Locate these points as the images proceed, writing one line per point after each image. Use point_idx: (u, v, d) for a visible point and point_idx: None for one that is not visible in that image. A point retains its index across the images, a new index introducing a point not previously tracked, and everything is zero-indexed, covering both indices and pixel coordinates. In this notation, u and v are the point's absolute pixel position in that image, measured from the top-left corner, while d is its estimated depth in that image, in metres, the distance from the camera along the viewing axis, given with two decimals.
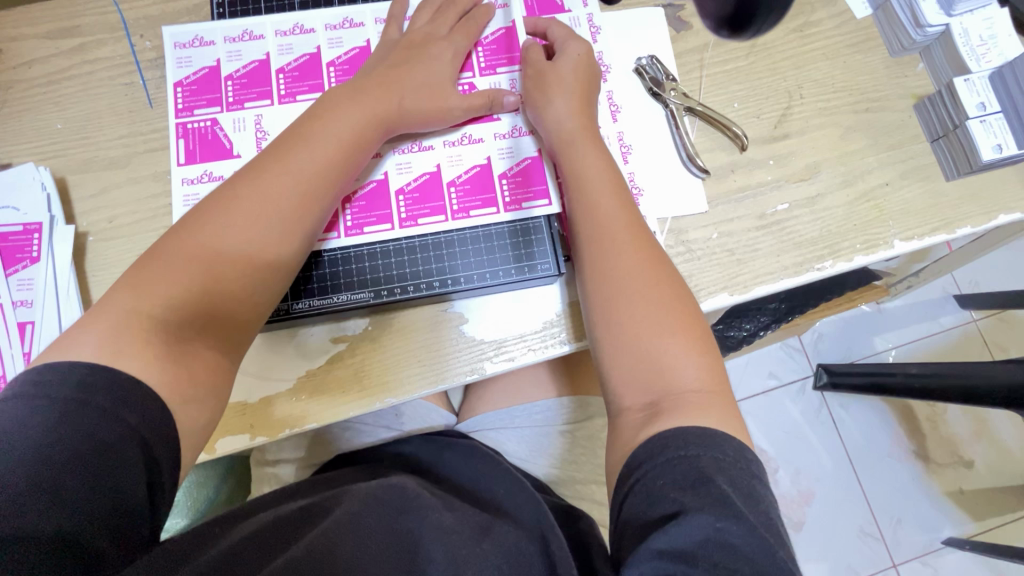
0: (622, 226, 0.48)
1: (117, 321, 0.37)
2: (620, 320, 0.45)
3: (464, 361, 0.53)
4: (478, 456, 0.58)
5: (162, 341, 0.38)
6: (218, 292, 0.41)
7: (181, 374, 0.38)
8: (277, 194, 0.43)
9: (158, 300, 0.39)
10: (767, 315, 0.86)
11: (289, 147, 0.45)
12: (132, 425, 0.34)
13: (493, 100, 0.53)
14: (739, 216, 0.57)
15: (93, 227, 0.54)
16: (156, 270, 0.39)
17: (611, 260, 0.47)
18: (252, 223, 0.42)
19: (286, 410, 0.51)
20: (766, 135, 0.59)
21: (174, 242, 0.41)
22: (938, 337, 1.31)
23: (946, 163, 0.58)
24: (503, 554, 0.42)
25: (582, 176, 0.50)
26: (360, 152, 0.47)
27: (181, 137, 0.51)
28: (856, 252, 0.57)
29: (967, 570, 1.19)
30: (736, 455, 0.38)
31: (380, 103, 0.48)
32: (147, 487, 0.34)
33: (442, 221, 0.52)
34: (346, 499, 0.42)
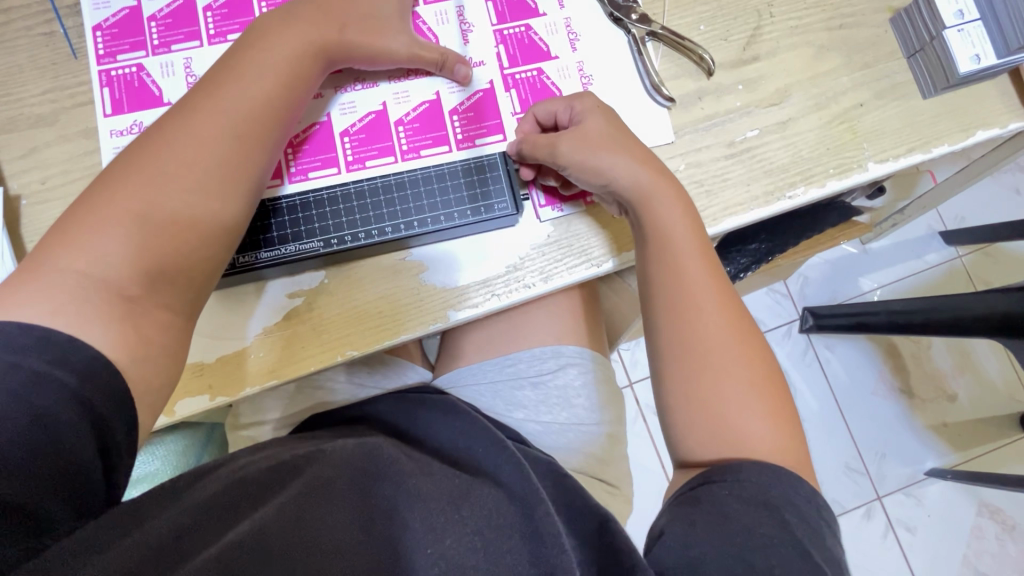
0: (707, 295, 0.44)
1: (52, 280, 0.35)
2: (704, 393, 0.42)
3: (425, 310, 0.51)
4: (456, 410, 0.55)
5: (100, 298, 0.35)
6: (160, 248, 0.38)
7: (129, 335, 0.36)
8: (213, 140, 0.40)
9: (84, 256, 0.36)
10: (748, 256, 0.84)
11: (222, 89, 0.41)
12: (70, 386, 0.32)
13: (444, 59, 0.49)
14: (707, 145, 0.54)
15: (25, 190, 0.51)
16: (85, 221, 0.37)
17: (695, 328, 0.44)
18: (185, 169, 0.39)
19: (245, 370, 0.50)
20: (734, 58, 0.56)
21: (103, 192, 0.38)
22: (923, 275, 1.30)
23: (922, 79, 0.55)
24: (484, 518, 0.41)
25: (664, 236, 0.46)
26: (300, 94, 0.45)
27: (106, 86, 0.48)
28: (829, 176, 0.54)
29: (948, 499, 1.23)
30: (808, 497, 0.38)
31: (317, 34, 0.45)
32: (94, 447, 0.32)
33: (391, 163, 0.50)
34: (315, 461, 0.40)
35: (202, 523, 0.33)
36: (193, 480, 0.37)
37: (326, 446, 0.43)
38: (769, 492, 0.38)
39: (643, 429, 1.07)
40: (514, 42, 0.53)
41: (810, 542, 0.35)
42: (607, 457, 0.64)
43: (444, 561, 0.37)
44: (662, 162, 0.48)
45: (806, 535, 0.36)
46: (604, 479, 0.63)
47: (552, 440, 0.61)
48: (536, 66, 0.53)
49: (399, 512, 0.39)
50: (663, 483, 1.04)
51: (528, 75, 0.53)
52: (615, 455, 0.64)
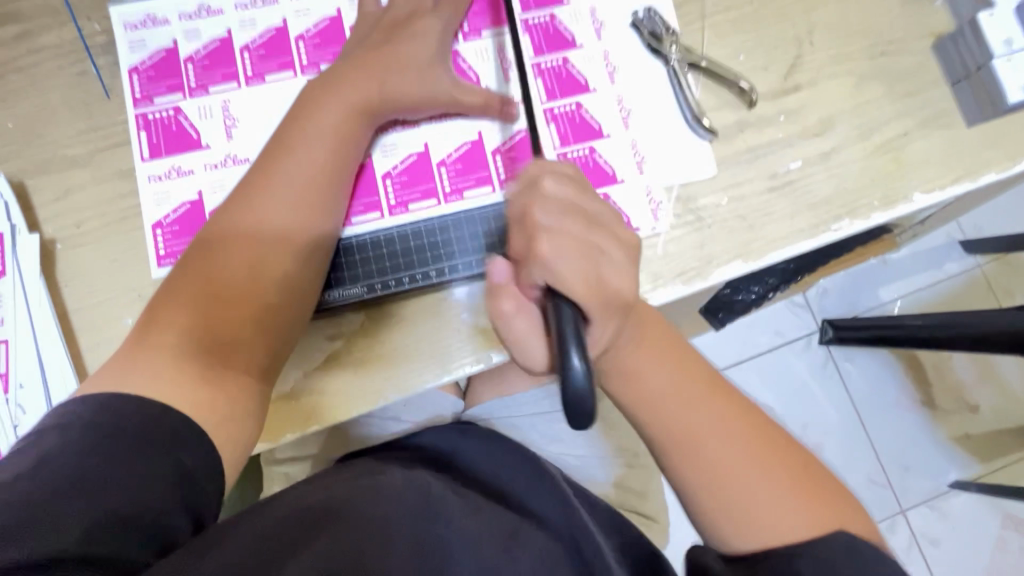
0: (688, 424, 0.42)
1: (155, 349, 0.38)
2: (744, 526, 0.40)
3: (468, 350, 0.50)
4: (496, 443, 0.57)
5: (188, 367, 0.38)
6: (238, 324, 0.40)
7: (217, 403, 0.39)
8: (275, 213, 0.42)
9: (179, 334, 0.39)
10: (776, 277, 0.84)
11: (284, 152, 0.42)
12: (162, 445, 0.35)
13: (488, 104, 0.48)
14: (750, 179, 0.53)
15: (59, 234, 0.50)
16: (174, 300, 0.40)
17: (705, 467, 0.41)
18: (253, 246, 0.41)
19: (287, 417, 0.49)
20: (775, 88, 0.55)
21: (191, 270, 0.41)
22: (944, 286, 1.29)
23: (967, 108, 0.54)
24: (536, 557, 0.43)
25: (646, 391, 0.42)
26: (354, 148, 0.45)
27: (142, 129, 0.47)
28: (874, 209, 0.53)
29: (972, 512, 1.21)
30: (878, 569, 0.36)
31: (362, 91, 0.44)
32: (180, 499, 0.35)
33: (434, 206, 0.49)
34: (369, 495, 0.41)
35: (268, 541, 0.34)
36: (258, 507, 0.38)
37: (379, 479, 0.45)
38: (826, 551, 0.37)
39: None
40: (553, 75, 0.53)
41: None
42: (645, 489, 0.63)
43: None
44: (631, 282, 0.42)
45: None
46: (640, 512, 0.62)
47: (587, 472, 0.62)
48: (574, 100, 0.53)
49: (453, 543, 0.40)
50: None
51: (567, 109, 0.53)
52: (651, 489, 0.64)
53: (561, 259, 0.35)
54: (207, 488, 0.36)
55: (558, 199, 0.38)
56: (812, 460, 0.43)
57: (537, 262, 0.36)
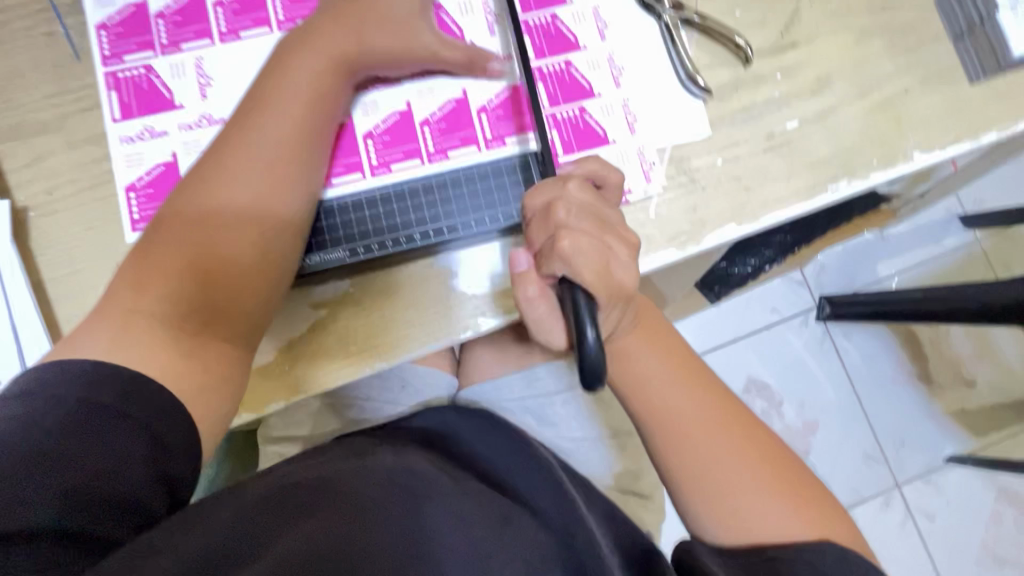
0: (681, 410, 0.44)
1: (128, 309, 0.37)
2: (729, 515, 0.42)
3: (456, 317, 0.49)
4: (492, 424, 0.56)
5: (161, 330, 0.37)
6: (215, 287, 0.39)
7: (195, 368, 0.38)
8: (250, 171, 0.40)
9: (152, 297, 0.38)
10: (773, 247, 0.84)
11: (261, 108, 0.41)
12: (138, 418, 0.34)
13: (472, 61, 0.47)
14: (745, 139, 0.52)
15: (31, 201, 0.48)
16: (146, 262, 0.38)
17: (695, 454, 0.43)
18: (228, 206, 0.40)
19: (271, 386, 0.48)
20: (772, 45, 0.53)
21: (163, 233, 0.39)
22: (942, 260, 1.28)
23: (969, 63, 0.53)
24: (528, 547, 0.41)
25: (642, 381, 0.45)
26: (332, 105, 0.43)
27: (113, 89, 0.45)
28: (872, 169, 0.52)
29: (967, 486, 1.22)
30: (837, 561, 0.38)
31: (339, 41, 0.42)
32: (158, 473, 0.34)
33: (418, 165, 0.48)
34: (356, 474, 0.40)
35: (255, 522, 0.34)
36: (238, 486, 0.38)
37: (366, 459, 0.44)
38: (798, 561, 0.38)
39: None
40: (541, 33, 0.51)
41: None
42: (639, 463, 0.62)
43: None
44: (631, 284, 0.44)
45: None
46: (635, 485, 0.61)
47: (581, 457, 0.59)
48: (563, 58, 0.51)
49: (440, 531, 0.38)
50: None
51: (555, 68, 0.51)
52: (646, 463, 0.63)
53: (580, 252, 0.39)
54: (185, 461, 0.35)
55: (579, 202, 0.41)
56: (800, 466, 0.45)
57: (558, 254, 0.39)
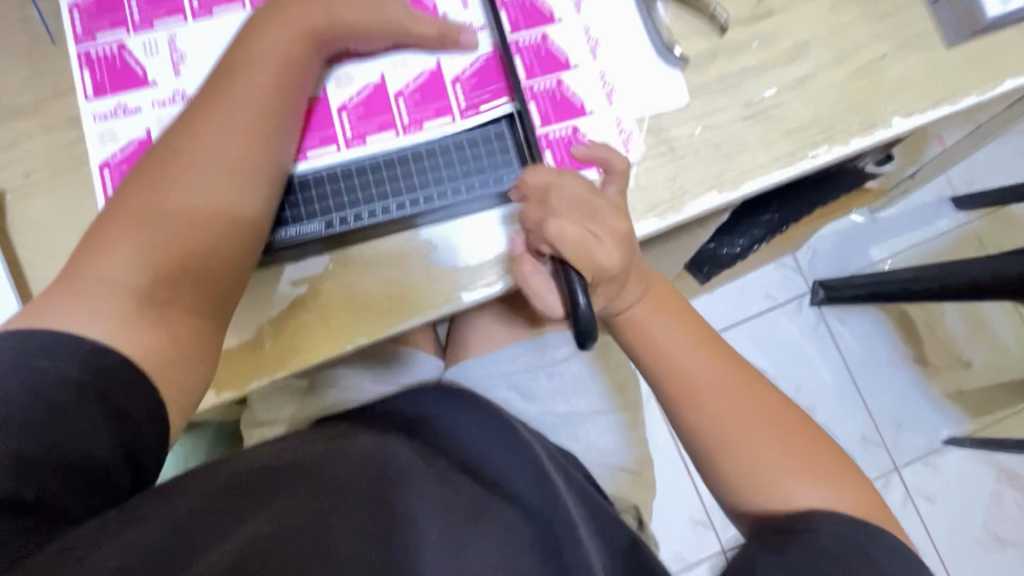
0: (697, 371, 0.44)
1: (93, 275, 0.37)
2: (754, 485, 0.42)
3: (436, 290, 0.49)
4: (476, 413, 0.53)
5: (125, 298, 0.37)
6: (183, 256, 0.39)
7: (160, 339, 0.37)
8: (221, 138, 0.40)
9: (117, 264, 0.37)
10: (761, 228, 0.83)
11: (232, 78, 0.41)
12: (99, 389, 0.34)
13: (444, 33, 0.47)
14: (723, 107, 0.51)
15: (9, 184, 0.48)
16: (111, 229, 0.38)
17: (712, 419, 0.44)
18: (196, 176, 0.40)
19: (254, 364, 0.48)
20: (748, 14, 0.53)
21: (129, 204, 0.39)
22: (935, 242, 1.28)
23: (946, 27, 0.53)
24: (502, 537, 0.39)
25: (657, 348, 0.45)
26: (302, 78, 0.44)
27: (86, 68, 0.46)
28: (852, 134, 0.52)
29: (967, 467, 1.21)
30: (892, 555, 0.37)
31: (309, 14, 0.43)
32: (119, 446, 0.34)
33: (393, 137, 0.48)
34: (331, 461, 0.39)
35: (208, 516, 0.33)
36: (199, 476, 0.37)
37: (342, 447, 0.42)
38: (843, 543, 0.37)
39: (658, 412, 1.04)
40: (517, 5, 0.51)
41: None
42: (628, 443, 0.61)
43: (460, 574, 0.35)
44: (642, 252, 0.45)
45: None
46: (627, 466, 0.60)
47: (569, 433, 0.58)
48: (539, 31, 0.51)
49: (414, 521, 0.37)
50: (678, 462, 1.03)
51: (532, 40, 0.51)
52: (637, 439, 0.62)
53: (567, 239, 0.41)
54: (147, 434, 0.36)
55: (572, 194, 0.43)
56: (819, 432, 0.44)
57: (548, 240, 0.42)
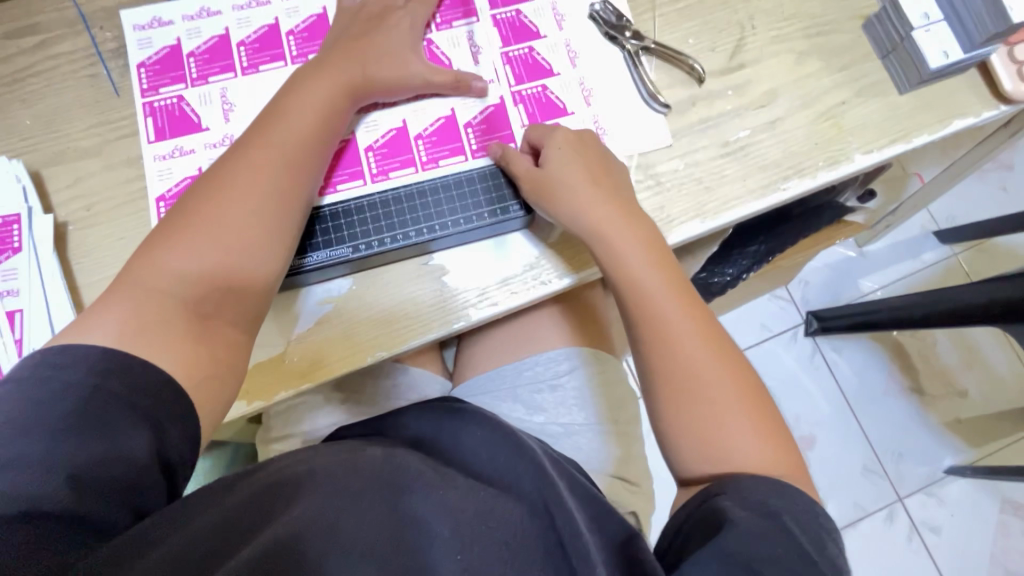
0: (668, 300, 0.48)
1: (136, 297, 0.41)
2: (709, 440, 0.45)
3: (449, 309, 0.54)
4: (478, 419, 0.53)
5: (176, 314, 0.41)
6: (227, 277, 0.44)
7: (200, 354, 0.41)
8: (266, 174, 0.46)
9: (171, 281, 0.42)
10: (749, 257, 0.88)
11: (275, 125, 0.48)
12: (141, 406, 0.37)
13: (459, 80, 0.55)
14: (703, 146, 0.58)
15: (72, 217, 0.54)
16: (162, 245, 0.43)
17: (683, 370, 0.46)
18: (240, 206, 0.45)
19: (282, 376, 0.52)
20: (722, 67, 0.60)
21: (178, 227, 0.44)
22: (922, 274, 1.33)
23: (896, 77, 0.60)
24: (508, 530, 0.41)
25: (623, 264, 0.49)
26: (335, 125, 0.51)
27: (149, 115, 0.55)
28: (820, 169, 0.58)
29: (970, 497, 1.22)
30: (808, 506, 0.40)
31: (348, 73, 0.51)
32: (157, 457, 0.36)
33: (412, 174, 0.55)
34: (341, 467, 0.42)
35: (244, 515, 0.37)
36: (239, 476, 0.40)
37: (354, 453, 0.45)
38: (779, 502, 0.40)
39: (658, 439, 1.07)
40: (520, 62, 0.58)
41: (823, 559, 0.38)
42: (626, 455, 0.64)
43: (469, 570, 0.39)
44: (646, 217, 0.52)
45: (804, 535, 0.38)
46: (626, 476, 0.63)
47: (571, 442, 0.61)
48: (540, 83, 0.58)
49: (423, 523, 0.40)
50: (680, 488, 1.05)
51: (534, 91, 0.58)
52: (636, 452, 0.65)
53: None
54: (179, 446, 0.38)
55: None
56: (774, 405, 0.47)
57: None
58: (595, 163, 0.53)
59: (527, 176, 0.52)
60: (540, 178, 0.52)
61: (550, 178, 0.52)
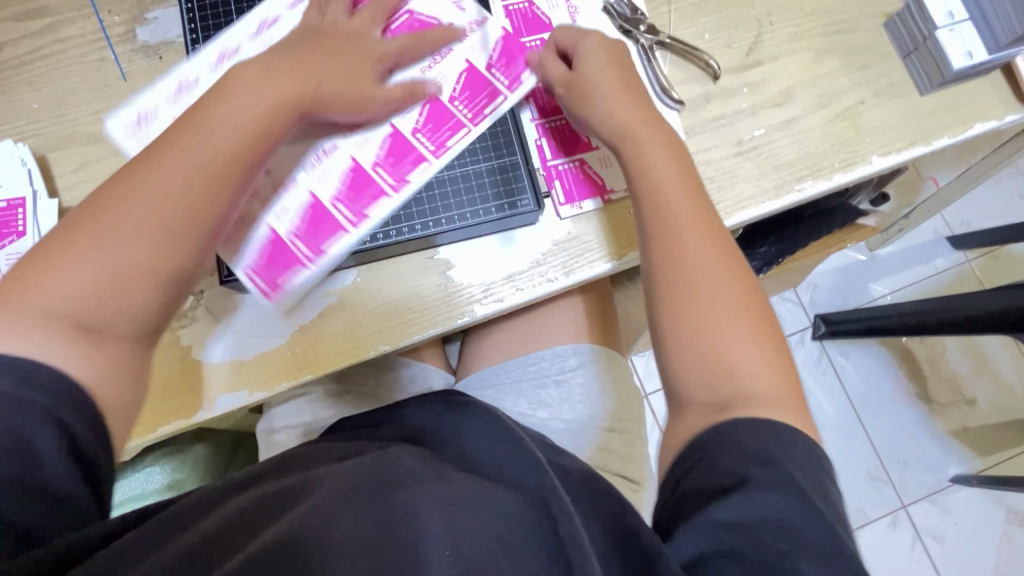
0: (685, 205, 0.47)
1: (28, 322, 0.36)
2: (710, 342, 0.43)
3: (454, 305, 0.53)
4: (479, 414, 0.53)
5: (53, 332, 0.36)
6: (106, 300, 0.38)
7: (98, 365, 0.37)
8: (175, 185, 0.41)
9: (48, 298, 0.37)
10: (758, 259, 0.87)
11: (193, 133, 0.42)
12: (42, 404, 0.34)
13: (413, 89, 0.51)
14: (716, 144, 0.57)
15: (77, 201, 0.54)
16: (51, 256, 0.38)
17: (694, 279, 0.44)
18: (136, 220, 0.39)
19: (283, 366, 0.52)
20: (738, 64, 0.59)
21: (64, 238, 0.39)
22: (933, 280, 1.31)
23: (918, 78, 0.58)
24: (504, 519, 0.39)
25: (647, 170, 0.48)
26: (269, 139, 0.45)
27: None
28: (835, 170, 0.57)
29: (975, 507, 1.20)
30: (807, 448, 0.38)
31: (292, 87, 0.46)
32: (70, 454, 0.34)
33: (468, 133, 0.53)
34: (339, 471, 0.41)
35: (237, 525, 0.35)
36: (235, 488, 0.40)
37: (348, 458, 0.45)
38: (782, 457, 0.37)
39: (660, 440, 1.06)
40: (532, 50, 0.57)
41: (827, 503, 0.36)
42: (629, 454, 0.63)
43: (463, 562, 0.35)
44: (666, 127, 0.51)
45: (806, 479, 0.36)
46: (628, 476, 0.62)
47: (573, 439, 0.61)
48: None
49: (417, 515, 0.37)
50: None
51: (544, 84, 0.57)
52: (639, 452, 0.65)
53: None
54: (88, 441, 0.36)
55: None
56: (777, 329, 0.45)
57: None
58: (626, 83, 0.52)
59: (560, 75, 0.53)
60: (575, 75, 0.52)
61: (583, 77, 0.52)
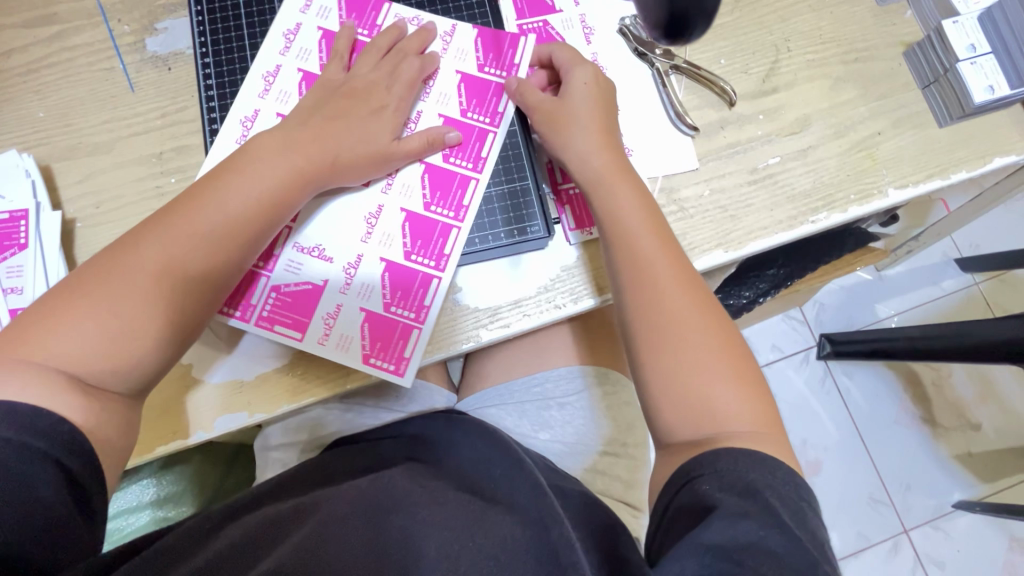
0: (668, 258, 0.46)
1: (33, 375, 0.36)
2: (692, 390, 0.42)
3: (464, 328, 0.52)
4: (476, 434, 0.54)
5: (57, 382, 0.37)
6: (109, 356, 0.39)
7: (92, 409, 0.38)
8: (189, 251, 0.43)
9: (51, 351, 0.37)
10: (766, 281, 0.85)
11: (210, 200, 0.44)
12: (39, 446, 0.34)
13: (430, 141, 0.52)
14: (730, 171, 0.56)
15: (80, 214, 0.53)
16: (61, 308, 0.39)
17: (676, 333, 0.43)
18: (146, 281, 0.41)
19: (284, 386, 0.51)
20: (755, 90, 0.58)
21: (74, 291, 0.40)
22: (941, 303, 1.29)
23: (937, 110, 0.57)
24: (500, 544, 0.38)
25: (618, 224, 0.47)
26: (282, 212, 0.47)
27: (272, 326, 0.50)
28: (850, 202, 0.56)
29: (978, 534, 1.19)
30: (791, 484, 0.36)
31: (309, 159, 0.48)
32: (64, 488, 0.35)
33: (497, 134, 0.54)
34: (330, 498, 0.42)
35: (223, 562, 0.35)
36: (217, 525, 0.40)
37: (338, 486, 0.44)
38: (766, 490, 0.35)
39: None
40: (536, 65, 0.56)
41: (810, 539, 0.34)
42: (631, 481, 0.62)
43: None
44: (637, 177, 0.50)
45: (789, 512, 0.34)
46: (631, 503, 0.61)
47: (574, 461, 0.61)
48: None
49: (414, 543, 0.37)
50: None
51: None
52: (642, 479, 0.64)
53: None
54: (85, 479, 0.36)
55: None
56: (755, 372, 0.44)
57: None
58: (608, 121, 0.51)
59: (547, 109, 0.52)
60: (560, 113, 0.51)
61: (566, 114, 0.51)
